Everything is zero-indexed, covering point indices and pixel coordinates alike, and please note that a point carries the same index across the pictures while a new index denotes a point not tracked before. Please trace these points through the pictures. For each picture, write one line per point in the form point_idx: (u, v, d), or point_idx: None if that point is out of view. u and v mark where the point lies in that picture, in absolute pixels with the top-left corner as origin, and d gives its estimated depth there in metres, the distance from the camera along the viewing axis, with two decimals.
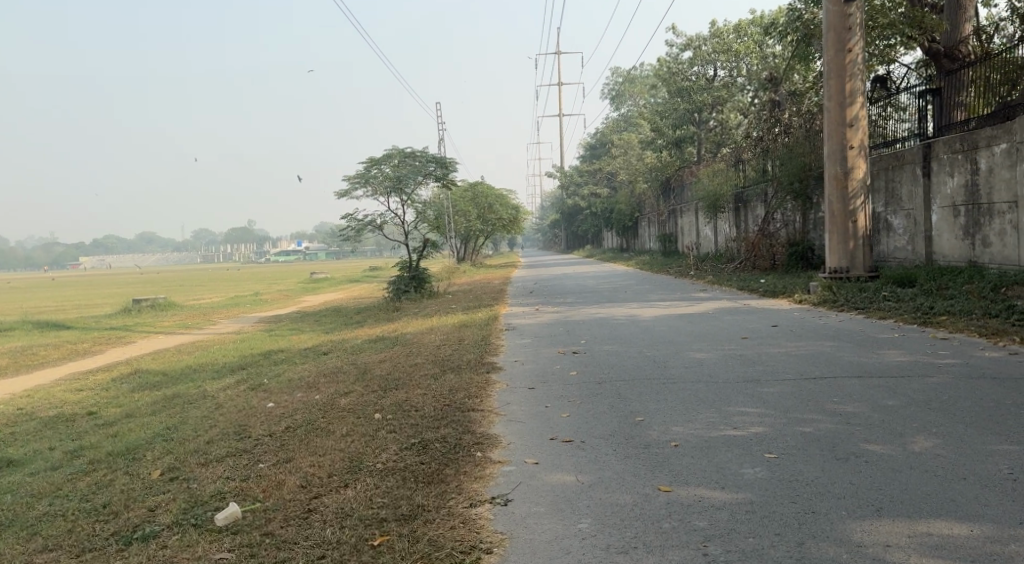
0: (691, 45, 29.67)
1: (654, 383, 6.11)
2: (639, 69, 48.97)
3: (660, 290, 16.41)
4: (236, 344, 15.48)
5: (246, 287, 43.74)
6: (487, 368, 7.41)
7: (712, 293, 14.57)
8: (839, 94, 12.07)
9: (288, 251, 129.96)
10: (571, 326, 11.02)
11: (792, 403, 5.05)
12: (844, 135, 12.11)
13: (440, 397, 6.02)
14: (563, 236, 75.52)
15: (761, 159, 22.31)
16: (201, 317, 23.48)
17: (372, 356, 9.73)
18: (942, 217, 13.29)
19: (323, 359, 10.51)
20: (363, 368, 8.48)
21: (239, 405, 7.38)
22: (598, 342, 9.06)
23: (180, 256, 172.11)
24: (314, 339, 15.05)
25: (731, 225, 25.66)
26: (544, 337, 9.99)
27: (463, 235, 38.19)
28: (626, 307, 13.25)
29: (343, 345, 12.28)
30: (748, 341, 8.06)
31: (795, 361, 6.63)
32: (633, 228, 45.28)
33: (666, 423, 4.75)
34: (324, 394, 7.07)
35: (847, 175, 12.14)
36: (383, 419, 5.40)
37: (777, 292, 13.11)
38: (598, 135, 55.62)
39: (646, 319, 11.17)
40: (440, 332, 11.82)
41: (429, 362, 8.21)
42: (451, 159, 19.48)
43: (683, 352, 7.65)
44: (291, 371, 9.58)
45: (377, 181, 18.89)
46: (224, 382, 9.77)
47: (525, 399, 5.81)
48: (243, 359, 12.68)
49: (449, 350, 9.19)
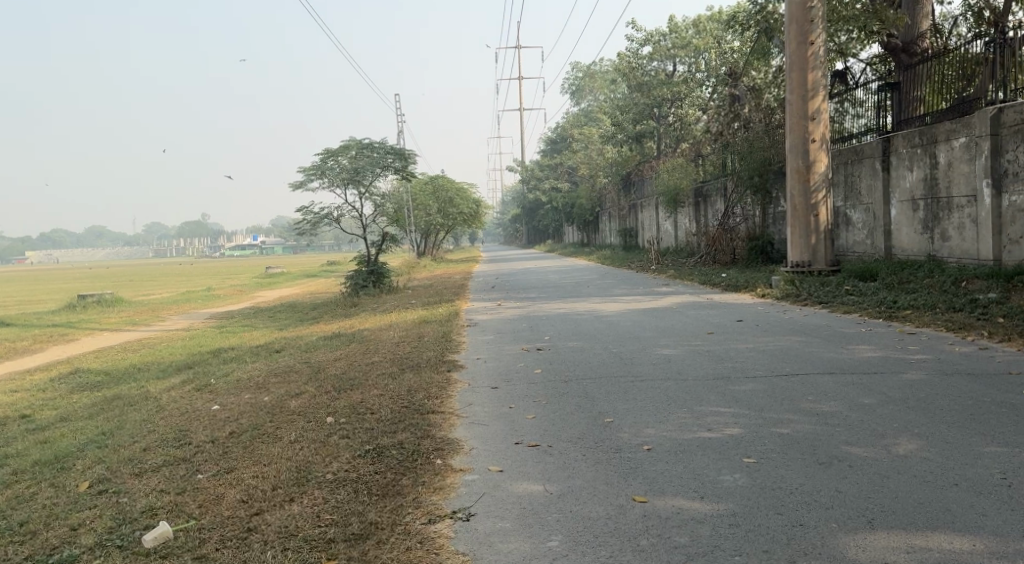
0: (651, 39, 29.62)
1: (621, 380, 5.87)
2: (599, 64, 48.95)
3: (622, 285, 16.26)
4: (186, 342, 14.87)
5: (198, 282, 42.59)
6: (447, 366, 7.10)
7: (675, 288, 14.43)
8: (801, 87, 11.98)
9: (244, 245, 127.50)
10: (534, 321, 10.76)
11: (766, 401, 4.85)
12: (806, 128, 12.04)
13: (398, 398, 5.69)
14: (524, 231, 75.40)
15: (721, 154, 22.32)
16: (150, 313, 22.64)
17: (327, 354, 9.32)
18: (901, 211, 13.34)
19: (275, 357, 10.06)
20: (317, 367, 8.10)
21: (182, 407, 6.94)
22: (562, 338, 8.81)
23: (131, 251, 167.72)
24: (268, 336, 14.52)
25: (691, 220, 25.69)
26: (507, 333, 9.71)
27: (423, 229, 37.70)
28: (589, 301, 13.05)
29: (298, 343, 11.83)
30: (715, 336, 7.88)
31: (764, 357, 6.45)
32: (593, 223, 45.24)
33: (637, 425, 4.50)
34: (273, 396, 6.67)
35: (809, 169, 12.06)
36: (335, 423, 5.05)
37: (739, 286, 13.02)
38: (559, 129, 55.50)
39: (610, 314, 10.95)
40: (399, 329, 11.45)
41: (386, 361, 7.86)
42: (410, 151, 19.05)
43: (650, 349, 7.43)
44: (241, 371, 9.13)
45: (334, 173, 18.38)
46: (169, 383, 9.26)
47: (487, 399, 5.51)
48: (192, 357, 12.13)
49: (408, 348, 8.84)
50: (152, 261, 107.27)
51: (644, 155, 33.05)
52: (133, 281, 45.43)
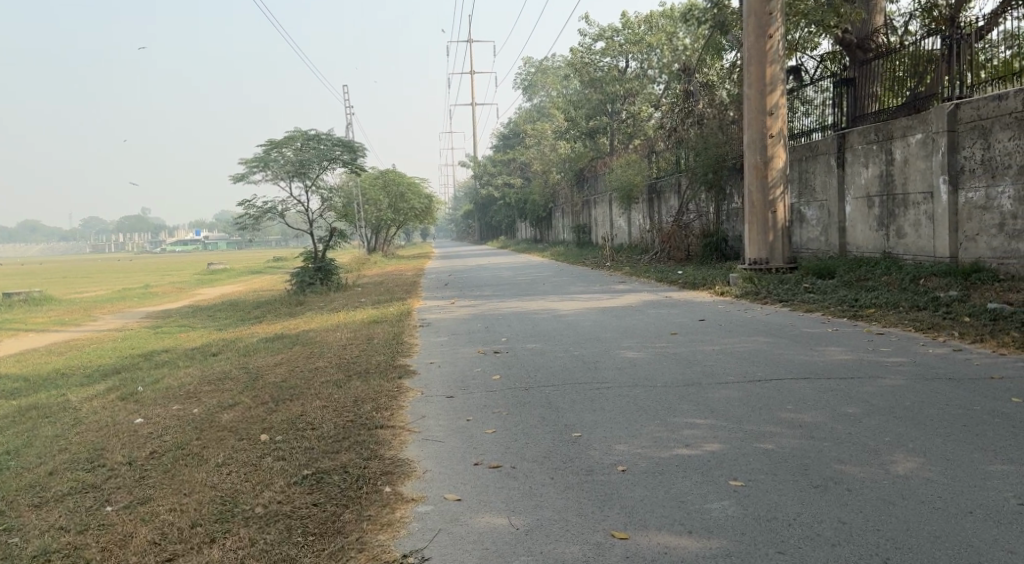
0: (604, 34, 29.37)
1: (585, 387, 5.45)
2: (551, 60, 48.68)
3: (578, 282, 15.91)
4: (118, 343, 13.99)
5: (137, 278, 40.97)
6: (397, 372, 6.59)
7: (632, 285, 14.13)
8: (759, 81, 11.75)
9: (189, 240, 124.02)
10: (489, 321, 10.30)
11: (743, 411, 4.48)
12: (764, 123, 11.82)
13: (342, 411, 5.20)
14: (476, 228, 74.87)
15: (675, 150, 22.17)
16: (82, 312, 21.47)
17: (268, 359, 8.69)
18: (856, 208, 13.27)
19: (212, 362, 9.38)
20: (254, 375, 7.51)
21: (102, 422, 6.30)
22: (519, 339, 8.37)
23: (68, 246, 161.59)
24: (207, 337, 13.74)
25: (644, 216, 25.56)
26: (460, 334, 9.24)
27: (374, 225, 36.88)
28: (544, 300, 12.65)
29: (238, 345, 11.14)
30: (679, 337, 7.54)
31: (735, 361, 6.11)
32: (546, 219, 44.98)
33: (607, 440, 4.09)
34: (204, 409, 6.10)
35: (767, 164, 11.83)
36: (271, 442, 4.56)
37: (697, 283, 12.79)
38: (511, 125, 55.08)
39: (568, 314, 10.57)
40: (346, 330, 10.86)
41: (331, 366, 7.32)
42: (359, 144, 18.36)
43: (613, 352, 7.05)
44: (174, 378, 8.44)
45: (279, 165, 17.59)
46: (93, 391, 8.53)
47: (441, 411, 5.05)
48: (122, 361, 11.33)
49: (355, 351, 8.28)
50: (90, 257, 103.34)
51: (598, 151, 32.84)
52: (66, 278, 43.42)
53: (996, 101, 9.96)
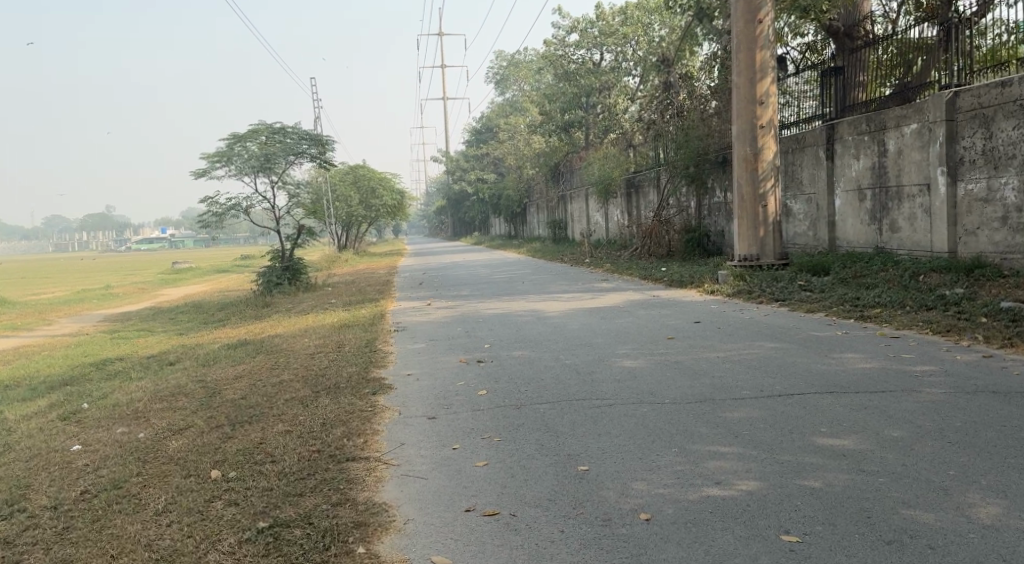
0: (579, 26, 28.79)
1: (585, 405, 4.85)
2: (523, 54, 48.01)
3: (559, 280, 15.31)
4: (72, 350, 13.09)
5: (98, 278, 39.56)
6: (371, 388, 5.92)
7: (616, 284, 13.55)
8: (749, 69, 11.20)
9: (154, 238, 121.41)
10: (469, 325, 9.65)
11: (773, 436, 3.90)
12: (754, 113, 11.28)
13: (308, 439, 4.52)
14: (450, 224, 74.02)
15: (653, 144, 21.67)
16: (37, 315, 20.39)
17: (228, 370, 7.94)
18: (846, 202, 12.83)
19: (168, 374, 8.60)
20: (211, 390, 6.78)
21: (33, 448, 5.52)
22: (503, 346, 7.73)
23: (29, 245, 157.39)
24: (167, 342, 12.90)
25: (622, 211, 25.06)
26: (439, 340, 8.58)
27: (345, 221, 35.94)
28: (526, 300, 12.03)
29: (198, 352, 10.35)
30: (677, 342, 6.95)
31: (746, 370, 5.55)
32: (521, 214, 44.41)
33: (622, 475, 3.48)
34: (150, 434, 5.37)
35: (757, 156, 11.30)
36: (222, 481, 3.87)
37: (683, 281, 12.25)
38: (484, 120, 54.34)
39: (553, 316, 9.95)
40: (315, 335, 10.12)
41: (297, 380, 6.62)
42: (328, 137, 17.57)
43: (607, 359, 6.45)
44: (123, 393, 7.65)
45: (243, 159, 16.77)
46: (34, 408, 7.71)
47: (423, 436, 4.41)
48: (71, 371, 10.48)
49: (325, 361, 7.58)
50: (52, 256, 100.44)
51: (573, 145, 32.29)
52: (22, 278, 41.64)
53: (998, 88, 9.54)
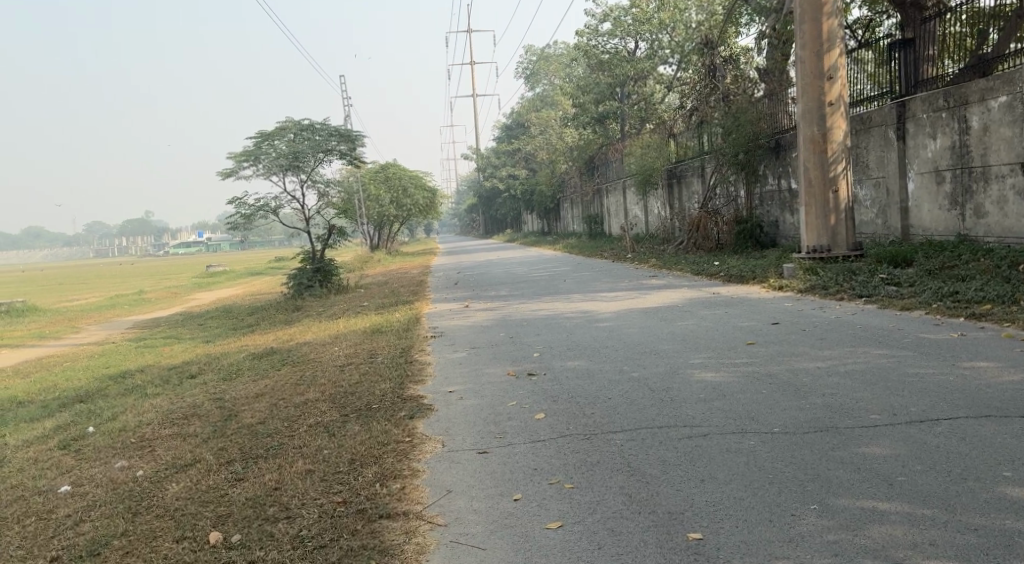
0: (612, 14, 27.80)
1: (674, 434, 3.93)
2: (553, 47, 47.11)
3: (604, 278, 14.32)
4: (95, 361, 12.47)
5: (132, 284, 39.39)
6: (407, 411, 5.08)
7: (667, 280, 12.55)
8: (815, 40, 10.13)
9: (189, 242, 122.82)
10: (513, 330, 8.74)
11: (942, 485, 2.94)
12: (821, 90, 10.21)
13: (330, 485, 3.67)
14: (481, 222, 73.24)
15: (697, 131, 20.59)
16: (66, 323, 19.93)
17: (248, 387, 7.12)
18: (920, 186, 11.67)
19: (186, 390, 7.81)
20: (228, 413, 5.95)
21: (16, 490, 4.71)
22: (555, 354, 6.79)
23: (69, 251, 160.46)
24: (192, 351, 12.21)
25: (663, 203, 24.01)
26: (483, 347, 7.72)
27: (376, 221, 35.33)
28: (573, 300, 11.11)
29: (221, 364, 9.59)
30: (760, 349, 5.98)
31: (860, 387, 4.57)
32: (555, 210, 43.48)
33: (752, 548, 2.58)
34: (148, 473, 4.53)
35: (826, 137, 10.23)
36: (220, 551, 3.03)
37: (744, 276, 11.21)
38: (514, 115, 53.48)
39: (606, 318, 8.99)
40: (346, 343, 9.29)
41: (324, 401, 5.79)
42: (356, 132, 16.81)
43: (681, 370, 5.50)
44: (133, 414, 6.86)
45: (271, 159, 16.06)
46: (38, 431, 6.95)
47: (474, 481, 3.53)
48: (90, 385, 9.78)
49: (354, 375, 6.73)
50: (91, 262, 101.88)
51: (608, 137, 31.19)
52: (57, 286, 41.59)
53: None
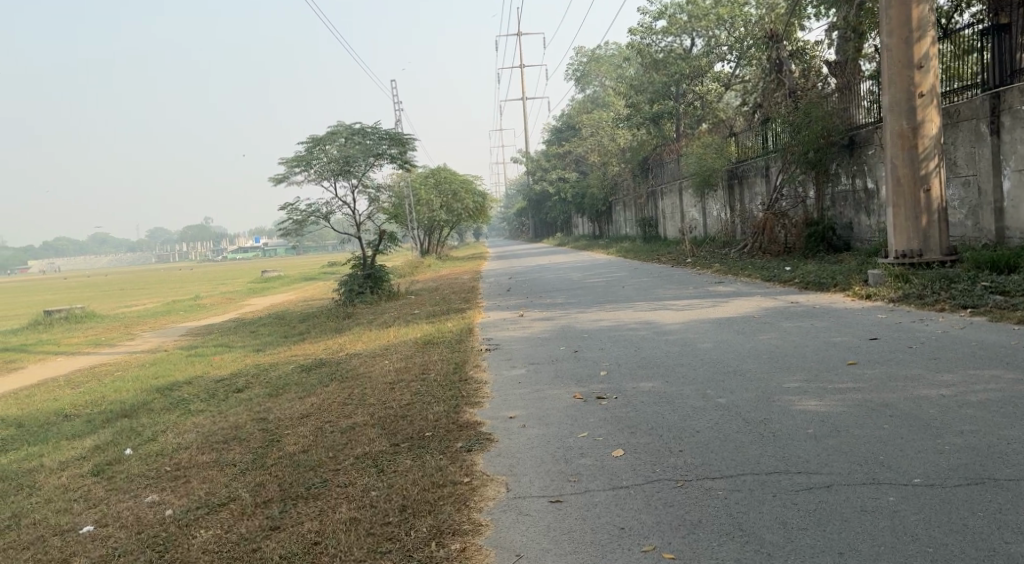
0: (667, 12, 26.99)
1: (788, 485, 3.28)
2: (604, 48, 46.41)
3: (666, 284, 13.55)
4: (146, 370, 12.25)
5: (188, 290, 39.90)
6: (464, 443, 4.51)
7: (736, 287, 11.73)
8: (903, 26, 9.26)
9: (244, 248, 125.34)
10: (575, 343, 8.10)
11: None
12: (911, 80, 9.32)
13: (376, 542, 3.12)
14: (530, 226, 72.69)
15: (761, 129, 19.66)
16: (121, 330, 19.99)
17: (293, 405, 6.64)
18: (1018, 184, 10.66)
19: (230, 406, 7.38)
20: (270, 437, 5.47)
21: (38, 528, 4.30)
22: (625, 372, 6.14)
23: (131, 257, 165.43)
24: (242, 361, 11.92)
25: (723, 205, 23.08)
26: (544, 363, 7.10)
27: (427, 225, 35.07)
28: (636, 310, 10.42)
29: (268, 377, 9.19)
30: (865, 372, 5.23)
31: (1005, 423, 3.82)
32: (606, 213, 42.69)
33: None
34: (177, 512, 4.05)
35: (917, 131, 9.34)
36: None
37: (823, 283, 10.35)
38: (564, 118, 52.87)
39: (676, 330, 8.29)
40: (396, 356, 8.78)
41: (371, 427, 5.25)
42: (407, 136, 16.40)
43: (777, 396, 4.81)
44: (173, 435, 6.44)
45: (322, 164, 15.75)
46: (77, 451, 6.60)
47: (550, 543, 2.95)
48: (136, 398, 9.48)
49: (404, 394, 6.19)
50: (151, 267, 104.62)
51: (663, 137, 30.35)
52: (116, 292, 42.37)
53: None
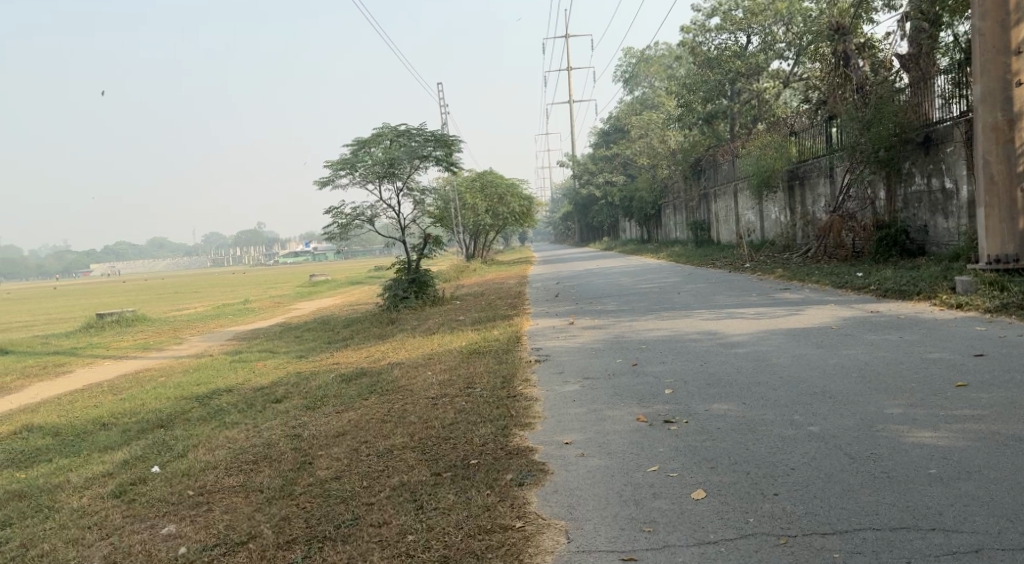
0: (722, 9, 26.12)
1: (922, 547, 2.78)
2: (653, 48, 45.52)
3: (727, 290, 12.80)
4: (188, 376, 12.01)
5: (236, 293, 40.17)
6: (516, 476, 3.94)
7: (805, 295, 10.95)
8: (999, 8, 8.40)
9: (294, 252, 127.14)
10: (634, 355, 7.47)
11: None
12: (1007, 68, 8.47)
13: None
14: (576, 230, 71.79)
15: (827, 127, 18.75)
16: (169, 333, 19.99)
17: (329, 421, 6.16)
18: None
19: (266, 418, 6.95)
20: (301, 459, 4.97)
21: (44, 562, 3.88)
22: (694, 390, 5.51)
23: (185, 260, 169.49)
24: (285, 368, 11.56)
25: (783, 208, 22.13)
26: (603, 378, 6.50)
27: (473, 228, 34.65)
28: (698, 318, 9.74)
29: (308, 387, 8.77)
30: (984, 399, 4.53)
31: None
32: (655, 216, 41.75)
33: None
34: (192, 551, 3.58)
35: (1013, 124, 8.48)
36: None
37: (904, 291, 9.55)
38: (612, 120, 52.07)
39: (745, 342, 7.60)
40: (441, 366, 8.25)
41: (411, 450, 4.71)
42: (453, 137, 15.95)
43: (882, 428, 4.16)
44: (203, 451, 6.00)
45: (367, 166, 15.36)
46: (105, 466, 6.23)
47: None
48: (174, 407, 9.15)
49: (449, 412, 5.65)
50: (204, 270, 106.75)
51: (716, 138, 29.44)
52: (165, 295, 42.79)
53: None
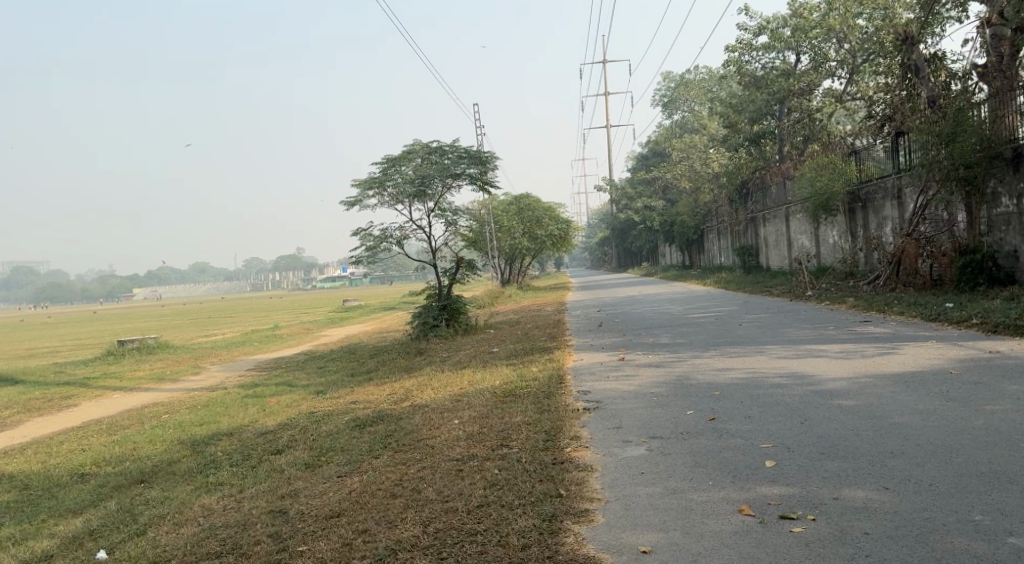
0: (769, 26, 24.74)
1: None
2: (694, 71, 44.14)
3: (796, 322, 11.29)
4: (194, 414, 10.85)
5: (266, 319, 39.35)
6: None
7: (895, 330, 9.40)
8: None
9: (330, 278, 127.35)
10: (707, 405, 6.01)
11: None
12: None
13: None
14: (614, 256, 70.05)
15: (893, 143, 17.17)
16: (189, 363, 18.92)
17: (326, 490, 4.85)
18: None
19: (253, 480, 5.67)
20: (274, 560, 3.67)
21: None
22: (808, 464, 4.09)
23: (224, 285, 171.39)
24: (298, 407, 10.33)
25: (841, 231, 20.53)
26: (674, 438, 5.07)
27: (508, 253, 33.38)
28: (770, 356, 8.26)
29: (316, 433, 7.50)
30: None
31: None
32: (698, 242, 40.13)
33: None
34: None
35: None
36: None
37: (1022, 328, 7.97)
38: (651, 144, 50.67)
39: (844, 389, 6.13)
40: (469, 413, 6.87)
41: (422, 555, 3.37)
42: (488, 153, 14.74)
43: None
44: (166, 529, 4.73)
45: (396, 185, 14.20)
46: (49, 543, 5.01)
47: None
48: (166, 454, 7.96)
49: (477, 486, 4.27)
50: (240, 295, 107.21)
51: (764, 160, 27.95)
52: (196, 321, 42.19)
53: None
